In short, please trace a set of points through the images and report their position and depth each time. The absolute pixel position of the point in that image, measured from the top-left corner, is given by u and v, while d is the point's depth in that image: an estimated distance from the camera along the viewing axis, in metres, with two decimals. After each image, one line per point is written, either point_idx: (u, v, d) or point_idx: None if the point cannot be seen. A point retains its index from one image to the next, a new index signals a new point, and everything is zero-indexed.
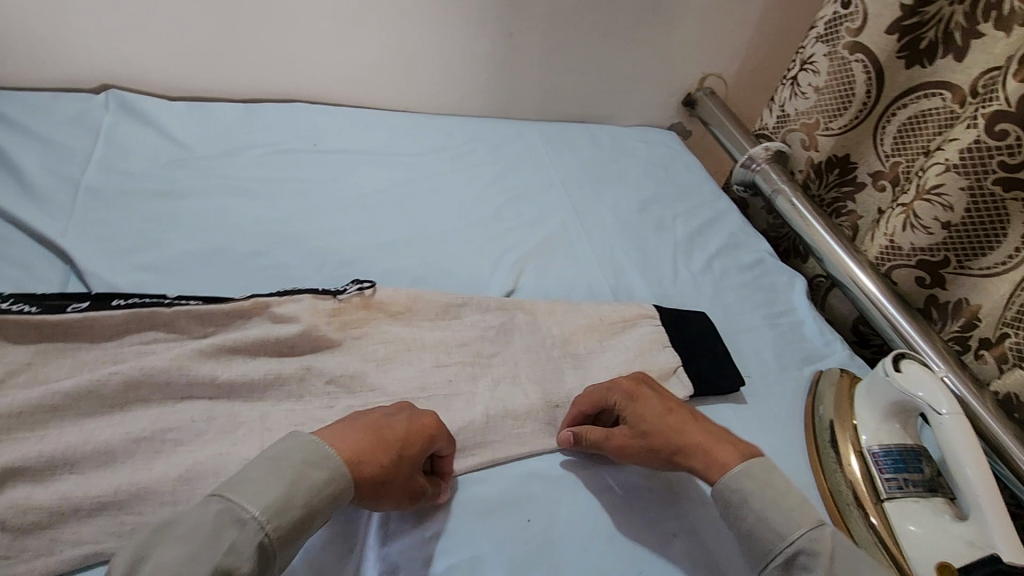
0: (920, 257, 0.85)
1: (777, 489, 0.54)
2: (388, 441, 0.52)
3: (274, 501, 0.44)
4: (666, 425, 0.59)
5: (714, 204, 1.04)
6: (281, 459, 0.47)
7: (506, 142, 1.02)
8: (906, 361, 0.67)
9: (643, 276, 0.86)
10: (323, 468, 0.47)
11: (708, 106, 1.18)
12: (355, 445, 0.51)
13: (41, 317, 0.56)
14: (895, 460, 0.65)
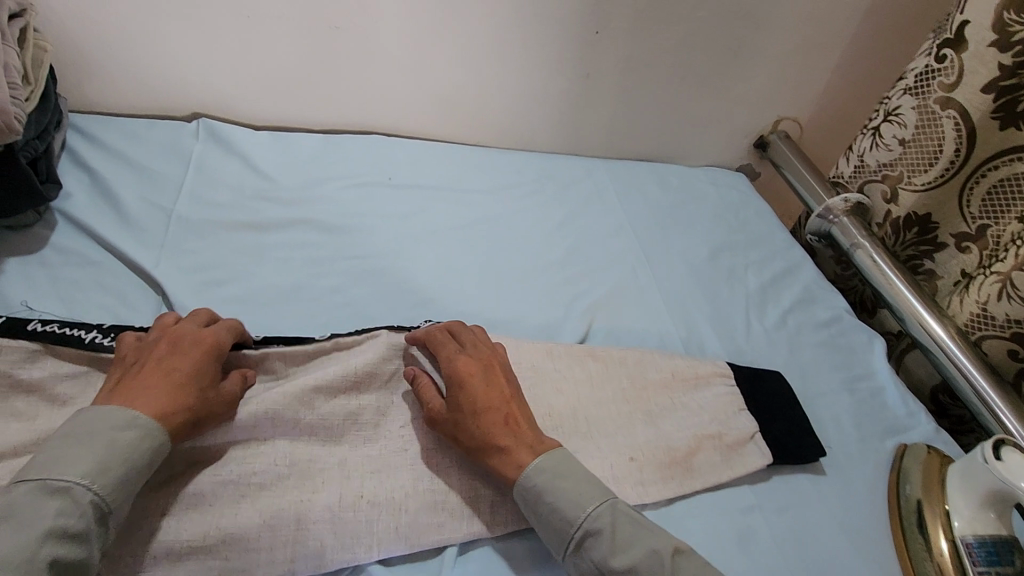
0: (1014, 330, 0.81)
1: (559, 478, 0.56)
2: (172, 381, 0.53)
3: (91, 468, 0.46)
4: (500, 411, 0.59)
5: (787, 253, 1.01)
6: (80, 433, 0.48)
7: (576, 182, 1.01)
8: (1006, 448, 0.61)
9: (716, 329, 0.84)
10: (133, 427, 0.49)
11: (781, 150, 1.15)
12: (144, 394, 0.51)
13: None
14: (989, 553, 0.60)
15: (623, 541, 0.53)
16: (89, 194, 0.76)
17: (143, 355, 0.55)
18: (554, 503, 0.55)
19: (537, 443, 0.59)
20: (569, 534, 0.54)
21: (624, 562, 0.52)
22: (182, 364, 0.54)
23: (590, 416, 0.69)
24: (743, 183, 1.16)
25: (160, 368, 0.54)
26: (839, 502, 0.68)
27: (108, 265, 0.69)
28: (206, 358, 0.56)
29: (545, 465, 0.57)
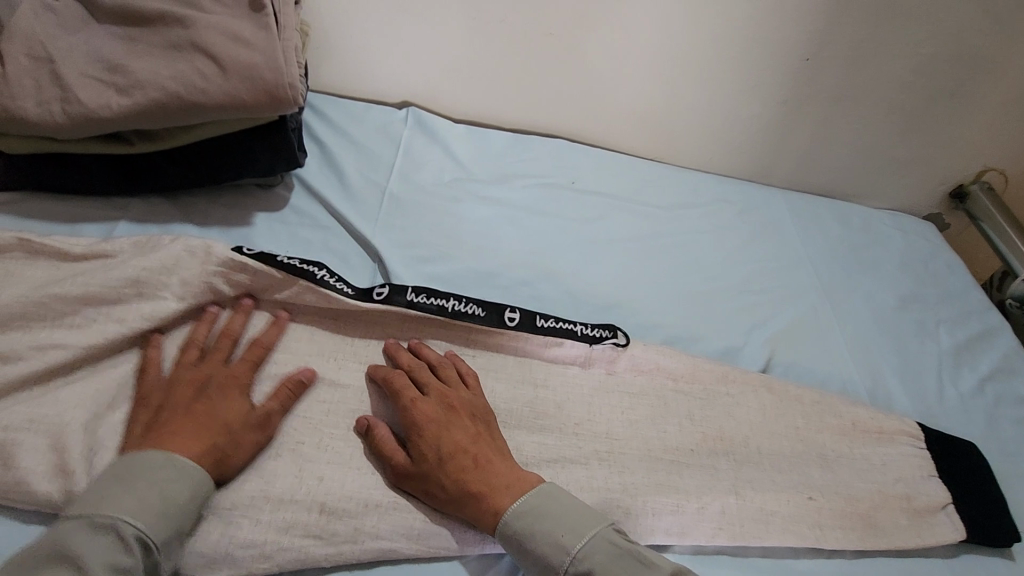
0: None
1: (552, 520, 0.52)
2: (451, 473, 0.54)
3: (145, 507, 0.47)
4: (474, 453, 0.56)
5: (984, 315, 0.92)
6: (136, 469, 0.49)
7: (756, 209, 0.99)
8: None
9: (902, 385, 0.78)
10: (167, 466, 0.49)
11: (982, 203, 1.05)
12: (188, 434, 0.52)
13: (355, 300, 0.64)
14: None
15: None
16: (319, 165, 0.85)
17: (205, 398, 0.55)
18: (533, 544, 0.52)
19: (514, 480, 0.55)
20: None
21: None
22: (203, 400, 0.55)
23: (765, 447, 0.65)
24: (933, 233, 1.07)
25: (195, 401, 0.54)
26: None
27: (335, 230, 0.77)
28: (451, 445, 0.56)
29: (520, 512, 0.53)
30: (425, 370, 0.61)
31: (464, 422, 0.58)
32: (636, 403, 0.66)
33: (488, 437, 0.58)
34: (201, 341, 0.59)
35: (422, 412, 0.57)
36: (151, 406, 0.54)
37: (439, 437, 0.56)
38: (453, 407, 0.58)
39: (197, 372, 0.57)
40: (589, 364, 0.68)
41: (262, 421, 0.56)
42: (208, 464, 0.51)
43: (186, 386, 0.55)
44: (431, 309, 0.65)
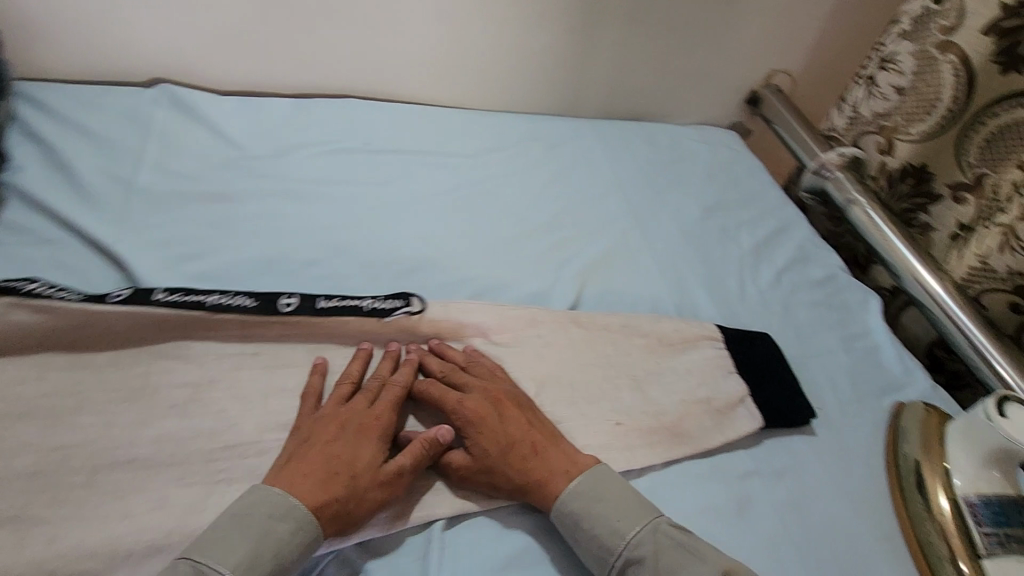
0: (1016, 282, 0.78)
1: (614, 503, 0.53)
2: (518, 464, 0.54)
3: (244, 557, 0.44)
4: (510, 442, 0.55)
5: (780, 211, 0.98)
6: (244, 512, 0.46)
7: (563, 143, 0.97)
8: (1010, 404, 0.59)
9: (709, 292, 0.80)
10: (289, 518, 0.46)
11: (773, 105, 1.11)
12: (301, 468, 0.49)
13: (80, 308, 0.54)
14: (996, 513, 0.57)
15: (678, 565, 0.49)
16: (43, 167, 0.71)
17: (327, 424, 0.53)
18: (589, 530, 0.51)
19: (571, 464, 0.55)
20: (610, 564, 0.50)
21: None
22: (342, 444, 0.51)
23: (576, 382, 0.65)
24: (733, 140, 1.12)
25: (327, 444, 0.51)
26: (837, 465, 0.66)
27: (67, 242, 0.64)
28: (444, 432, 0.55)
29: (586, 494, 0.53)
30: (351, 377, 0.58)
31: (438, 406, 0.57)
32: (441, 367, 0.62)
33: (538, 425, 0.58)
34: (319, 386, 0.57)
35: (469, 407, 0.56)
36: (298, 437, 0.52)
37: (495, 432, 0.55)
38: (485, 397, 0.57)
39: (333, 416, 0.54)
40: (385, 338, 0.63)
41: (390, 480, 0.51)
42: (329, 517, 0.48)
43: (304, 421, 0.54)
44: (184, 306, 0.57)
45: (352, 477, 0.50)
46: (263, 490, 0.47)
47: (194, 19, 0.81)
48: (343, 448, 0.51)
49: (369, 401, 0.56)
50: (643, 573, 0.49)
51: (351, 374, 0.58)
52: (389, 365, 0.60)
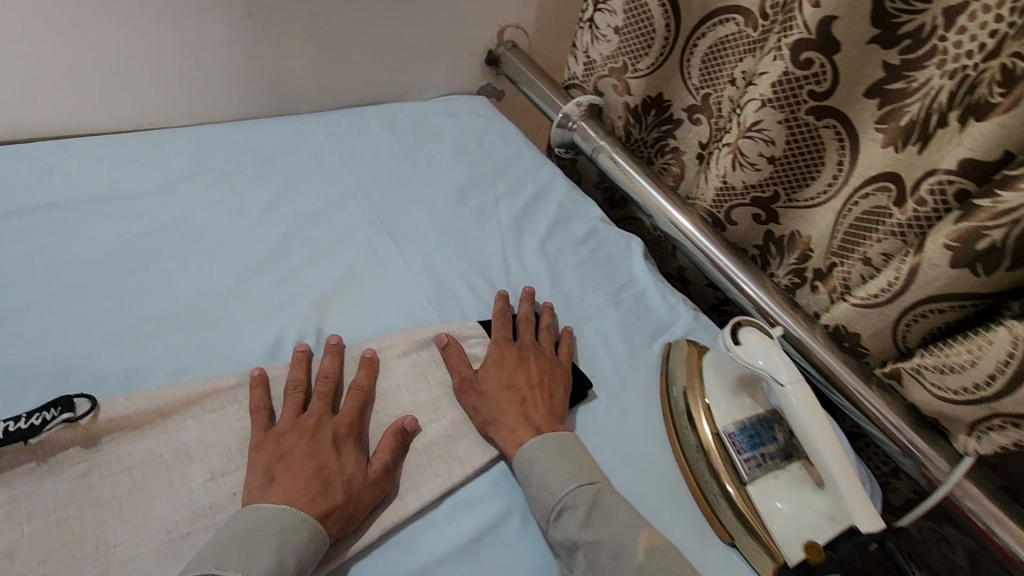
0: (753, 195, 0.79)
1: (569, 459, 0.56)
2: (513, 415, 0.59)
3: (272, 567, 0.44)
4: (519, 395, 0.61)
5: (537, 172, 0.95)
6: (254, 528, 0.45)
7: (286, 149, 0.84)
8: (744, 328, 0.61)
9: (474, 280, 0.75)
10: (303, 527, 0.46)
11: (511, 62, 1.07)
12: (291, 481, 0.49)
13: None
14: (750, 436, 0.60)
15: (600, 519, 0.53)
16: None
17: (294, 436, 0.52)
18: (542, 480, 0.55)
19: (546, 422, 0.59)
20: (548, 508, 0.54)
21: (593, 536, 0.51)
22: (321, 453, 0.51)
23: None
24: (481, 105, 1.07)
25: (315, 455, 0.51)
26: (619, 430, 0.65)
27: None
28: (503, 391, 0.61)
29: (547, 444, 0.57)
30: (297, 389, 0.56)
31: (528, 372, 0.63)
32: (134, 479, 0.48)
33: (546, 389, 0.62)
34: (265, 403, 0.54)
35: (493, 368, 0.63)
36: (273, 456, 0.50)
37: (502, 373, 0.62)
38: (509, 351, 0.65)
39: (306, 428, 0.53)
40: (43, 465, 0.47)
41: (378, 478, 0.52)
42: (332, 525, 0.48)
43: (263, 440, 0.52)
44: None
45: (346, 480, 0.50)
46: (277, 511, 0.46)
47: None
48: (328, 455, 0.51)
49: (319, 410, 0.55)
50: (575, 518, 0.52)
51: (299, 381, 0.56)
52: (333, 361, 0.59)
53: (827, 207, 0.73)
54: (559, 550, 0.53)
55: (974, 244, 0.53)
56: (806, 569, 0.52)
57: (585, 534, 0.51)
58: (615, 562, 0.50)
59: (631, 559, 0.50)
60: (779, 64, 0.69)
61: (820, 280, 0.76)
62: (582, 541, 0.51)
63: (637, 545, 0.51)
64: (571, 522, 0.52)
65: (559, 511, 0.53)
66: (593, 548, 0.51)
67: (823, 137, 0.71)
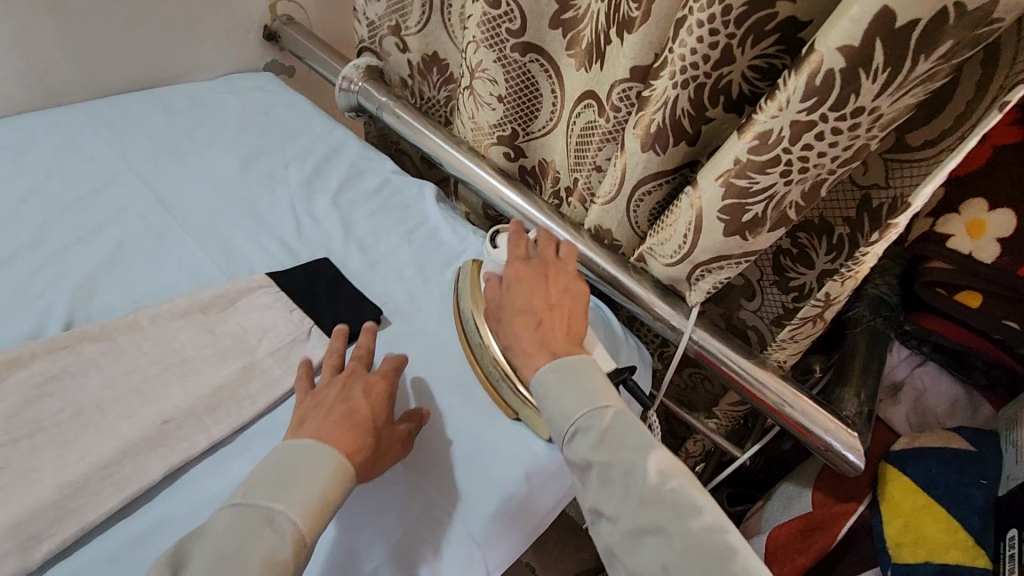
0: (498, 135, 0.88)
1: (581, 384, 0.60)
2: (533, 336, 0.64)
3: (302, 492, 0.50)
4: (525, 322, 0.65)
5: (328, 136, 0.98)
6: (279, 465, 0.51)
7: (39, 141, 0.79)
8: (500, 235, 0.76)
9: (263, 241, 0.77)
10: (327, 458, 0.52)
11: (289, 36, 1.08)
12: (322, 424, 0.55)
13: None
14: None
15: (614, 441, 0.56)
16: None
17: (329, 390, 0.59)
18: (552, 410, 0.59)
19: (573, 337, 0.65)
20: (563, 429, 0.58)
21: (604, 457, 0.55)
22: (356, 403, 0.58)
23: (100, 400, 0.56)
24: (267, 80, 1.07)
25: (349, 405, 0.57)
26: (412, 345, 0.72)
27: None
28: (524, 304, 0.66)
29: (552, 371, 0.61)
30: (338, 355, 0.63)
31: (542, 285, 0.68)
32: None
33: (568, 307, 0.66)
34: (308, 372, 0.61)
35: (526, 290, 0.67)
36: (317, 403, 0.58)
37: (539, 286, 0.67)
38: (542, 266, 0.70)
39: (342, 384, 0.60)
40: None
41: (398, 436, 0.59)
42: (358, 466, 0.54)
43: (303, 396, 0.59)
44: None
45: (376, 430, 0.57)
46: (306, 443, 0.53)
47: None
48: (358, 403, 0.58)
49: (356, 371, 0.61)
50: (589, 439, 0.57)
51: (337, 348, 0.63)
52: (368, 335, 0.66)
53: (556, 132, 0.84)
54: (577, 467, 0.58)
55: (649, 129, 0.64)
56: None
57: (597, 453, 0.56)
58: (631, 482, 0.54)
59: (644, 478, 0.54)
60: (478, 5, 0.75)
61: (570, 195, 0.86)
62: (596, 462, 0.56)
63: (649, 467, 0.55)
64: (586, 441, 0.57)
65: (573, 432, 0.58)
66: (608, 468, 0.55)
67: (533, 71, 0.80)
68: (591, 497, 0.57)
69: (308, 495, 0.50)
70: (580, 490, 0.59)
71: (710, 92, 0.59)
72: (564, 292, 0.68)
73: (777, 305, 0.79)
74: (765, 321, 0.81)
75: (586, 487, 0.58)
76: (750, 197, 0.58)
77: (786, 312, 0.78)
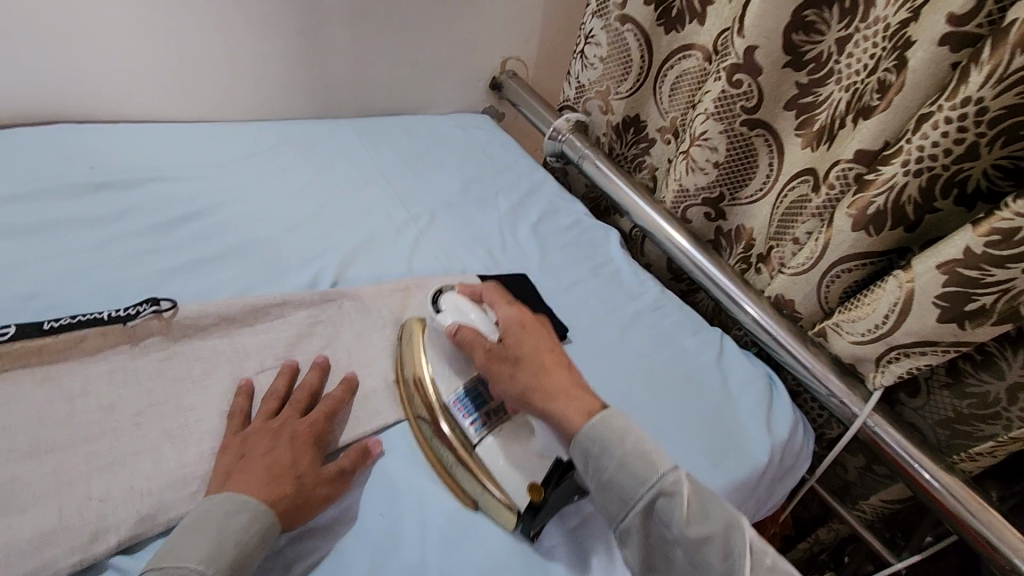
0: (704, 196, 0.94)
1: None
2: (567, 383, 0.61)
3: (207, 551, 0.46)
4: (538, 361, 0.62)
5: (532, 175, 1.11)
6: (197, 524, 0.48)
7: (319, 142, 0.99)
8: (445, 293, 0.68)
9: (473, 251, 0.89)
10: (243, 512, 0.49)
11: (512, 88, 1.25)
12: (244, 476, 0.52)
13: None
14: (473, 398, 0.64)
15: (699, 513, 0.52)
16: None
17: (258, 438, 0.55)
18: (622, 473, 0.54)
19: (575, 387, 0.61)
20: (637, 495, 0.53)
21: (698, 534, 0.51)
22: (280, 451, 0.54)
23: (352, 350, 0.69)
24: (484, 121, 1.24)
25: (269, 452, 0.54)
26: (590, 363, 0.79)
27: None
28: (538, 356, 0.63)
29: (604, 421, 0.57)
30: (275, 398, 0.59)
31: (535, 334, 0.65)
32: (204, 365, 0.61)
33: (559, 354, 0.65)
34: (245, 408, 0.58)
35: (536, 338, 0.65)
36: (235, 453, 0.54)
37: (528, 369, 0.61)
38: (536, 322, 0.67)
39: (272, 427, 0.56)
40: (138, 347, 0.59)
41: (330, 475, 0.56)
42: (280, 512, 0.51)
43: (231, 441, 0.55)
44: None
45: (299, 476, 0.54)
46: (225, 497, 0.50)
47: None
48: (283, 453, 0.54)
49: (285, 421, 0.57)
50: (675, 507, 0.52)
51: (278, 390, 0.60)
52: (316, 375, 0.63)
53: (763, 202, 0.88)
54: (657, 534, 0.54)
55: (865, 210, 0.67)
56: (534, 509, 0.58)
57: (690, 529, 0.51)
58: (727, 562, 0.50)
59: (742, 562, 0.50)
60: (718, 83, 0.83)
61: (762, 262, 0.90)
62: (686, 539, 0.51)
63: (744, 532, 0.51)
64: (671, 513, 0.52)
65: (654, 499, 0.53)
66: (702, 546, 0.50)
67: (755, 144, 0.86)
68: (676, 574, 0.53)
69: (218, 547, 0.47)
70: (652, 564, 0.55)
71: (945, 183, 0.63)
72: (558, 343, 0.67)
73: (947, 407, 0.76)
74: (926, 421, 0.79)
75: (665, 562, 0.54)
76: (980, 289, 0.60)
77: (958, 419, 0.75)
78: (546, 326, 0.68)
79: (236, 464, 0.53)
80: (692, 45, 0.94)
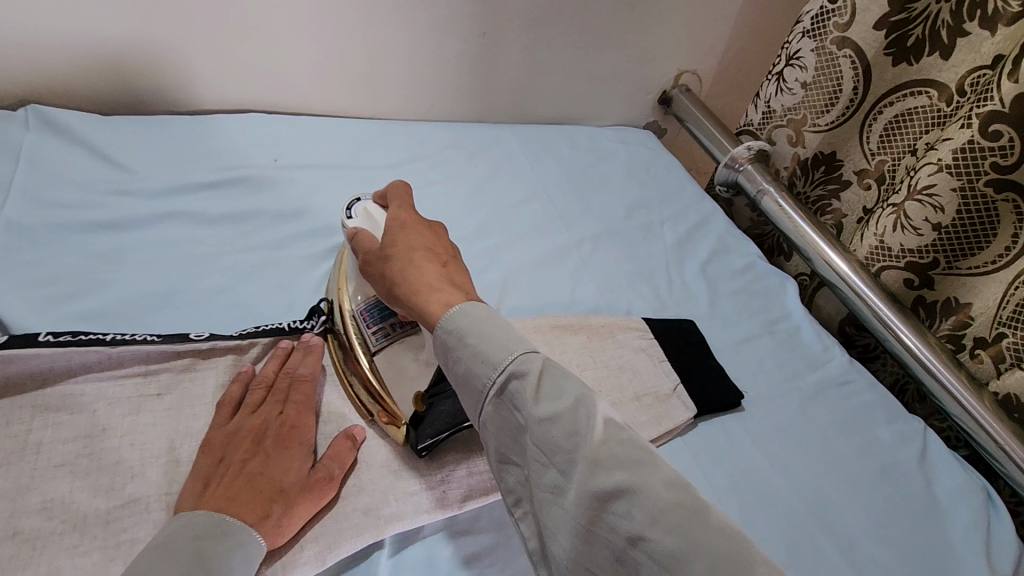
0: (908, 258, 0.80)
1: None
2: (438, 274, 0.50)
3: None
4: (408, 253, 0.51)
5: (700, 205, 1.01)
6: (168, 545, 0.41)
7: (484, 149, 0.96)
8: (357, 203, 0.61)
9: (637, 287, 0.82)
10: (223, 533, 0.42)
11: (683, 104, 1.15)
12: (223, 489, 0.45)
13: None
14: (380, 307, 0.57)
15: (551, 390, 0.42)
16: None
17: (237, 437, 0.49)
18: (477, 347, 0.44)
19: (453, 280, 0.50)
20: (487, 383, 0.43)
21: (546, 414, 0.41)
22: (264, 459, 0.48)
23: None
24: (648, 138, 1.15)
25: (248, 458, 0.47)
26: (769, 440, 0.69)
27: None
28: (413, 252, 0.51)
29: (470, 308, 0.46)
30: (262, 388, 0.53)
31: (422, 230, 0.54)
32: None
33: (443, 248, 0.53)
34: (237, 397, 0.52)
35: (422, 236, 0.53)
36: (214, 453, 0.48)
37: (405, 262, 0.51)
38: (429, 223, 0.55)
39: (256, 421, 0.50)
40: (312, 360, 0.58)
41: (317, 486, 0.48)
42: (264, 533, 0.44)
43: (214, 434, 0.49)
44: (78, 344, 0.50)
45: (283, 491, 0.46)
46: (197, 514, 0.43)
47: (94, 39, 0.76)
48: (265, 463, 0.47)
49: (267, 412, 0.51)
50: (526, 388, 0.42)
51: (267, 377, 0.54)
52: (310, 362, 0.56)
53: (994, 277, 0.74)
54: (510, 427, 0.43)
55: None
56: (416, 419, 0.53)
57: (535, 410, 0.41)
58: (573, 439, 0.40)
59: (590, 432, 0.40)
60: (965, 132, 0.70)
61: (982, 347, 0.77)
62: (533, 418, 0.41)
63: (595, 416, 0.41)
64: (521, 395, 0.42)
65: (503, 382, 0.43)
66: (544, 425, 0.41)
67: (1000, 211, 0.71)
68: (527, 465, 0.42)
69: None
70: (507, 459, 0.44)
71: None
72: (453, 248, 0.54)
73: None
74: None
75: (519, 455, 0.43)
76: None
77: None
78: (443, 231, 0.56)
79: (211, 472, 0.47)
80: (932, 80, 0.79)
